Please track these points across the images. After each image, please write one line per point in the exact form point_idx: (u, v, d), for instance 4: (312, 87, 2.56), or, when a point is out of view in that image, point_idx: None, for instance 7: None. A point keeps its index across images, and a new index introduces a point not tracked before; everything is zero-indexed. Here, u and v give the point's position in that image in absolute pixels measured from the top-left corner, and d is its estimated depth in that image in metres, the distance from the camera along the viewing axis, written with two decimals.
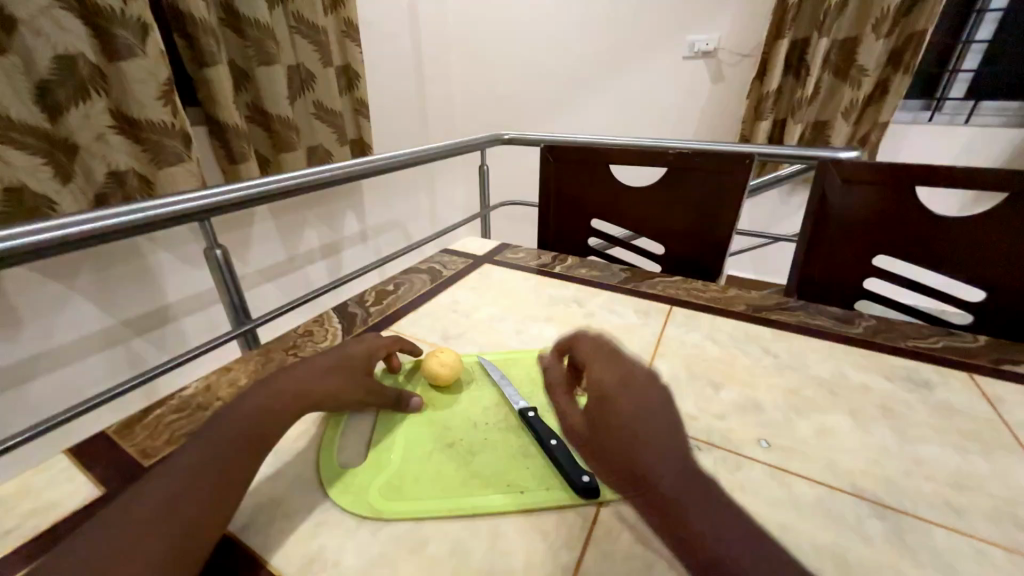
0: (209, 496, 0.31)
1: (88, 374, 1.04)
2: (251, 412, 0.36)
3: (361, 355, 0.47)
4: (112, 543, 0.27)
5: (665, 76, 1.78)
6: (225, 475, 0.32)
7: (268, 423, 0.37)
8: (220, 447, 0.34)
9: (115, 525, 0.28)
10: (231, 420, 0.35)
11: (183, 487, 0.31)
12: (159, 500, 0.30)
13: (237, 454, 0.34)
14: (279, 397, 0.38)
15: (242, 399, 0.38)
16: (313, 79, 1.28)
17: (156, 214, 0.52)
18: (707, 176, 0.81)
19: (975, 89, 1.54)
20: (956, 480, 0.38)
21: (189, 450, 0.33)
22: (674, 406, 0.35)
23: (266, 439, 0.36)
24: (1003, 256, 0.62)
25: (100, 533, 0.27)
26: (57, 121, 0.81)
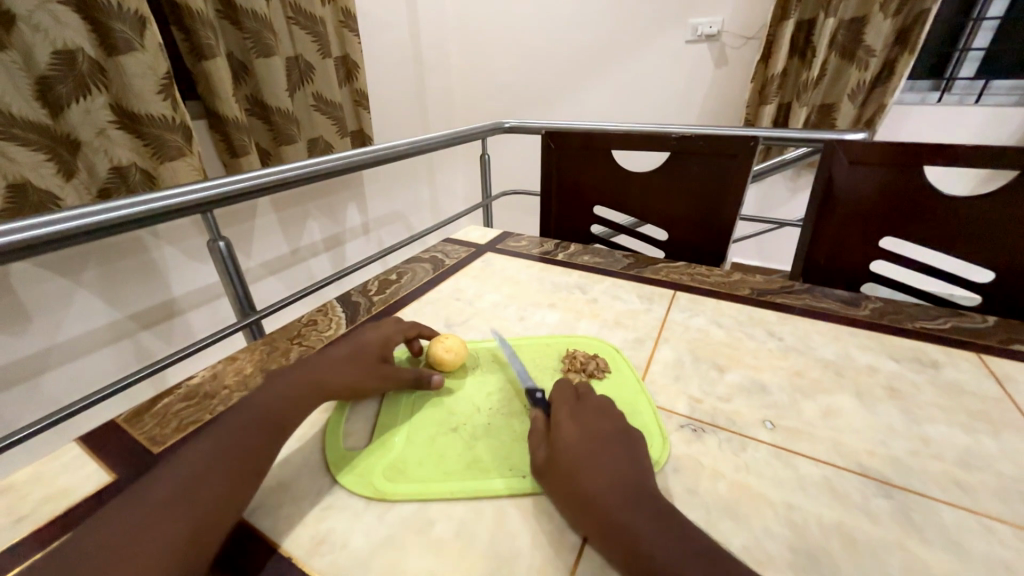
0: (226, 483, 0.32)
1: (97, 367, 1.06)
2: (270, 400, 0.38)
3: (376, 343, 0.47)
4: (133, 525, 0.28)
5: (668, 60, 1.75)
6: (244, 458, 0.33)
7: (286, 409, 0.38)
8: (241, 432, 0.35)
9: (139, 505, 0.29)
10: (250, 408, 0.37)
11: (205, 469, 0.32)
12: (178, 485, 0.31)
13: (257, 438, 0.35)
14: (297, 386, 0.40)
15: (263, 391, 0.39)
16: (312, 70, 1.27)
17: (159, 207, 0.52)
18: (712, 160, 0.80)
19: (986, 68, 1.51)
20: (963, 458, 0.38)
21: (211, 436, 0.34)
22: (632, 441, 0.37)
23: (285, 424, 0.37)
24: (1014, 236, 0.61)
25: (126, 512, 0.29)
26: (58, 117, 0.81)
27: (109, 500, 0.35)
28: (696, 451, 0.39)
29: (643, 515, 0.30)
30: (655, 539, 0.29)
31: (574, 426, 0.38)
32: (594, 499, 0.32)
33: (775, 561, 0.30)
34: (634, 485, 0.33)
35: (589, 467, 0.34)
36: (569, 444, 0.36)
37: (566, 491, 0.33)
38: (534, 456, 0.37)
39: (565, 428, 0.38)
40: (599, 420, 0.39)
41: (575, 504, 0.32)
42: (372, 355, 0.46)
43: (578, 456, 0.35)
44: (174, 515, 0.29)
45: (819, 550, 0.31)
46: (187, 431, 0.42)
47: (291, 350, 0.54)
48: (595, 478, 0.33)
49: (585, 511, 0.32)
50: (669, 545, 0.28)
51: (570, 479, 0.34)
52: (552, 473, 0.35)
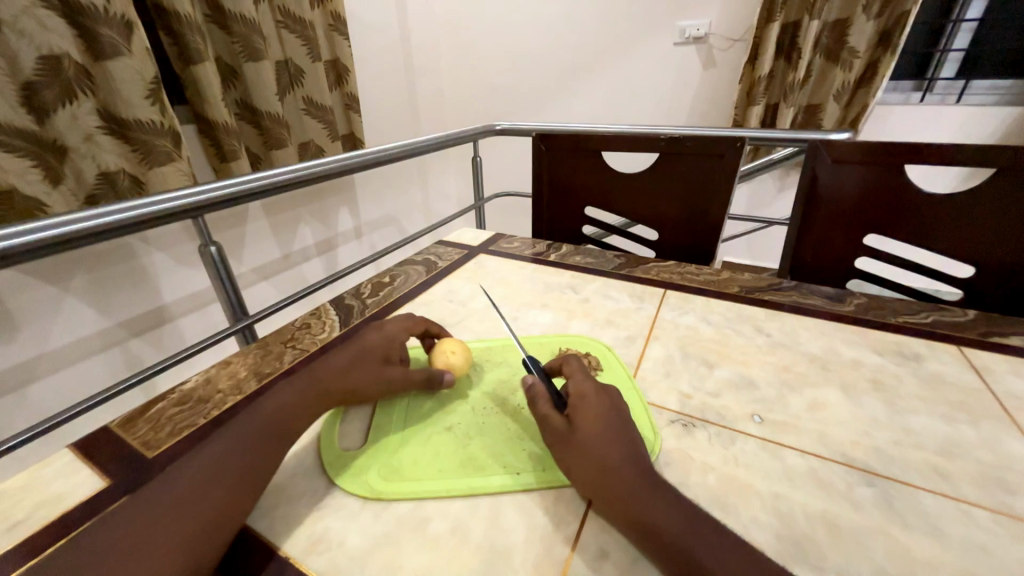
0: (230, 492, 0.32)
1: (86, 376, 1.04)
2: (276, 408, 0.38)
3: (380, 344, 0.46)
4: (138, 532, 0.28)
5: (656, 62, 1.77)
6: (250, 466, 0.34)
7: (292, 417, 0.38)
8: (246, 440, 0.35)
9: (145, 513, 0.29)
10: (257, 416, 0.37)
11: (209, 476, 0.32)
12: (183, 493, 0.31)
13: (263, 446, 0.35)
14: (303, 394, 0.40)
15: (271, 399, 0.39)
16: (302, 74, 1.26)
17: (150, 212, 0.52)
18: (699, 161, 0.81)
19: (966, 68, 1.54)
20: (944, 447, 0.39)
21: (217, 444, 0.35)
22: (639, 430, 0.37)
23: (291, 433, 0.37)
24: (991, 231, 0.63)
25: (132, 519, 0.29)
26: (45, 123, 0.80)
27: (103, 505, 0.35)
28: (686, 445, 0.40)
29: (656, 491, 0.31)
30: (669, 514, 0.30)
31: (597, 398, 0.38)
32: (613, 471, 0.32)
33: (763, 549, 0.31)
34: (648, 464, 0.33)
35: (609, 441, 0.34)
36: (592, 415, 0.36)
37: (586, 460, 0.34)
38: (553, 421, 0.37)
39: (587, 398, 0.38)
40: (617, 397, 0.39)
41: (592, 475, 0.33)
42: (377, 357, 0.45)
43: (599, 428, 0.35)
44: (178, 521, 0.29)
45: (805, 537, 0.32)
46: (181, 436, 0.42)
47: (285, 353, 0.54)
48: (614, 451, 0.34)
49: (602, 481, 0.32)
50: (682, 521, 0.29)
51: (591, 450, 0.34)
52: (572, 441, 0.35)
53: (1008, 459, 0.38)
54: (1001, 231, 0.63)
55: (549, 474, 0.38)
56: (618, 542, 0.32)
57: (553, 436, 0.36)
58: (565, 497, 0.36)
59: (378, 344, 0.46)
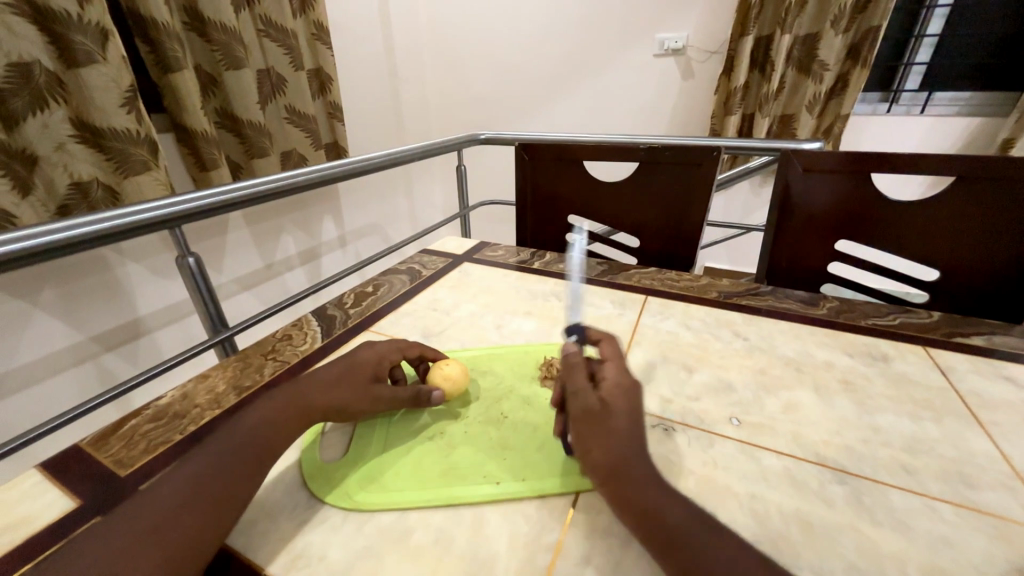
0: (210, 510, 0.31)
1: (56, 392, 1.01)
2: (259, 421, 0.37)
3: (370, 362, 0.45)
4: (112, 554, 0.28)
5: (637, 74, 1.82)
6: (227, 487, 0.33)
7: (273, 434, 0.37)
8: (225, 459, 0.34)
9: (121, 532, 0.29)
10: (238, 430, 0.36)
11: (185, 498, 0.31)
12: (161, 511, 0.30)
13: (242, 465, 0.34)
14: (282, 410, 0.39)
15: (249, 413, 0.38)
16: (284, 83, 1.26)
17: (126, 223, 0.51)
18: (677, 170, 0.83)
19: (928, 81, 1.62)
20: (911, 445, 0.41)
21: (195, 461, 0.34)
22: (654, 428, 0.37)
23: (271, 451, 0.36)
24: (954, 237, 0.67)
25: (105, 540, 0.28)
26: (13, 131, 0.78)
27: (72, 526, 0.34)
28: (666, 449, 0.40)
29: (666, 490, 0.32)
30: (677, 512, 0.31)
31: (632, 387, 0.38)
32: (633, 464, 0.33)
33: None
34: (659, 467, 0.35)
35: (638, 434, 0.35)
36: (626, 404, 0.36)
37: (609, 446, 0.34)
38: (586, 396, 0.36)
39: (622, 386, 0.38)
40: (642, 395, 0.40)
41: (614, 462, 0.33)
42: (364, 374, 0.44)
43: (629, 419, 0.35)
44: (153, 546, 0.28)
45: (781, 537, 0.33)
46: (157, 452, 0.41)
47: (266, 365, 0.54)
48: (637, 446, 0.34)
49: (622, 474, 0.32)
50: (688, 520, 0.30)
51: (616, 437, 0.34)
52: (603, 423, 0.35)
53: (970, 454, 0.40)
54: (962, 237, 0.66)
55: (528, 485, 0.38)
56: (600, 549, 0.33)
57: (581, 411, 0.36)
58: (548, 505, 0.36)
59: (368, 361, 0.45)
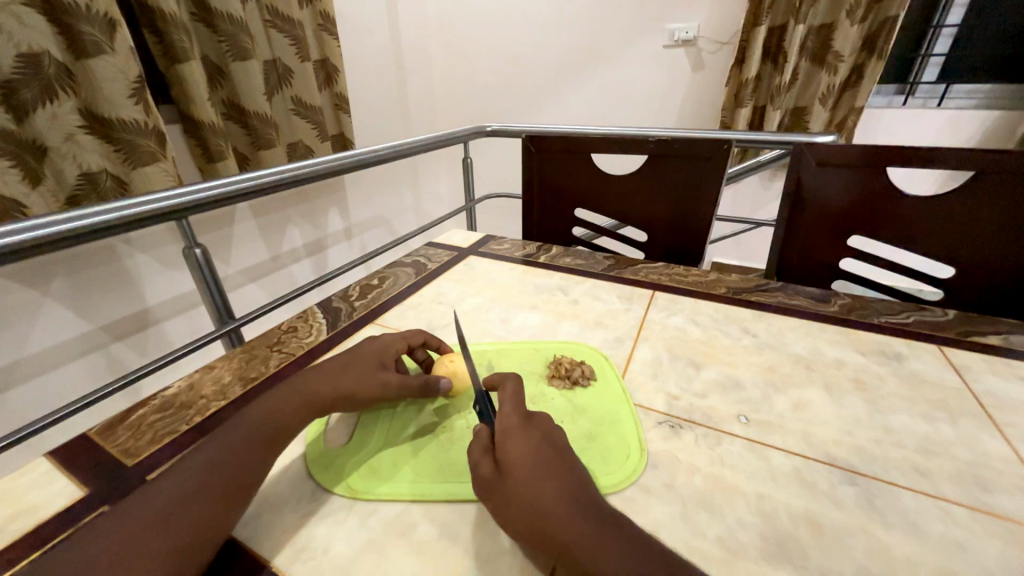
0: (216, 499, 0.31)
1: (67, 381, 1.02)
2: (266, 412, 0.38)
3: (375, 353, 0.45)
4: (120, 539, 0.28)
5: (646, 65, 1.79)
6: (234, 475, 0.33)
7: (280, 424, 0.37)
8: (232, 447, 0.34)
9: (129, 518, 0.29)
10: (245, 421, 0.37)
11: (192, 486, 0.31)
12: (169, 498, 0.30)
13: (249, 454, 0.35)
14: (290, 399, 0.39)
15: (257, 404, 0.39)
16: (291, 74, 1.25)
17: (133, 213, 0.51)
18: (687, 163, 0.82)
19: (946, 73, 1.58)
20: (925, 446, 0.40)
21: (202, 450, 0.34)
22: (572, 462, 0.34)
23: (279, 441, 0.36)
24: (972, 234, 0.65)
25: (113, 526, 0.29)
26: (23, 122, 0.78)
27: (80, 515, 0.35)
28: (673, 447, 0.40)
29: (602, 532, 0.29)
30: (619, 553, 0.27)
31: (525, 431, 0.35)
32: (550, 519, 0.29)
33: (748, 549, 0.32)
34: (595, 498, 0.31)
35: (548, 478, 0.32)
36: (522, 453, 0.33)
37: (523, 514, 0.30)
38: (482, 468, 0.33)
39: (514, 432, 0.35)
40: (547, 424, 0.37)
41: (532, 528, 0.29)
42: (371, 362, 0.44)
43: (530, 468, 0.32)
44: (157, 533, 0.28)
45: (789, 537, 0.32)
46: (163, 442, 0.41)
47: (271, 357, 0.54)
48: (553, 492, 0.31)
49: (544, 538, 0.29)
50: (633, 560, 0.27)
51: (522, 498, 0.31)
52: (503, 489, 0.32)
53: (985, 456, 0.39)
54: (980, 234, 0.64)
55: None
56: None
57: (481, 485, 0.33)
58: None
59: (374, 351, 0.46)
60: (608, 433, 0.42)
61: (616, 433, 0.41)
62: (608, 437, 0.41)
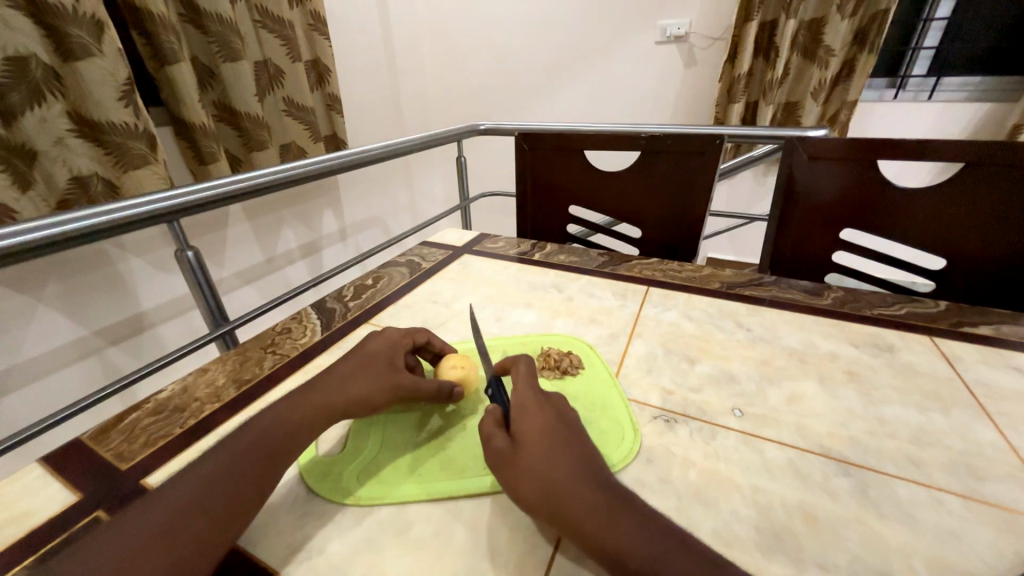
0: (220, 509, 0.31)
1: (62, 386, 1.01)
2: (275, 419, 0.38)
3: (380, 350, 0.46)
4: (122, 548, 0.28)
5: (638, 61, 1.79)
6: (237, 486, 0.33)
7: (284, 433, 0.37)
8: (237, 457, 0.34)
9: (133, 527, 0.29)
10: (254, 428, 0.37)
11: (196, 496, 0.31)
12: (172, 506, 0.30)
13: (253, 467, 0.34)
14: (297, 407, 0.39)
15: (266, 410, 0.38)
16: (282, 75, 1.24)
17: (122, 217, 0.50)
18: (679, 159, 0.82)
19: (937, 65, 1.59)
20: (917, 436, 0.40)
21: (207, 460, 0.34)
22: (586, 441, 0.34)
23: (284, 450, 0.36)
24: (963, 224, 0.65)
25: (115, 535, 0.28)
26: (12, 126, 0.77)
27: (74, 520, 0.34)
28: (668, 441, 0.40)
29: (615, 503, 0.29)
30: (631, 523, 0.28)
31: (541, 410, 0.36)
32: (564, 490, 0.30)
33: (744, 542, 0.32)
34: (609, 474, 0.32)
35: (563, 451, 0.32)
36: (537, 428, 0.34)
37: (537, 483, 0.31)
38: (496, 441, 0.34)
39: (531, 410, 0.36)
40: (562, 406, 0.38)
41: (543, 498, 0.30)
42: (370, 359, 0.44)
43: (545, 443, 0.33)
44: (157, 544, 0.28)
45: (784, 528, 0.32)
46: (157, 446, 0.41)
47: (265, 359, 0.53)
48: (567, 465, 0.31)
49: (556, 508, 0.29)
50: (646, 531, 0.28)
51: (535, 469, 0.31)
52: (517, 461, 0.32)
53: (977, 445, 0.39)
54: (971, 225, 0.65)
55: None
56: None
57: (494, 458, 0.34)
58: None
59: (381, 351, 0.46)
60: (600, 418, 0.43)
61: (613, 428, 0.42)
62: (601, 420, 0.43)
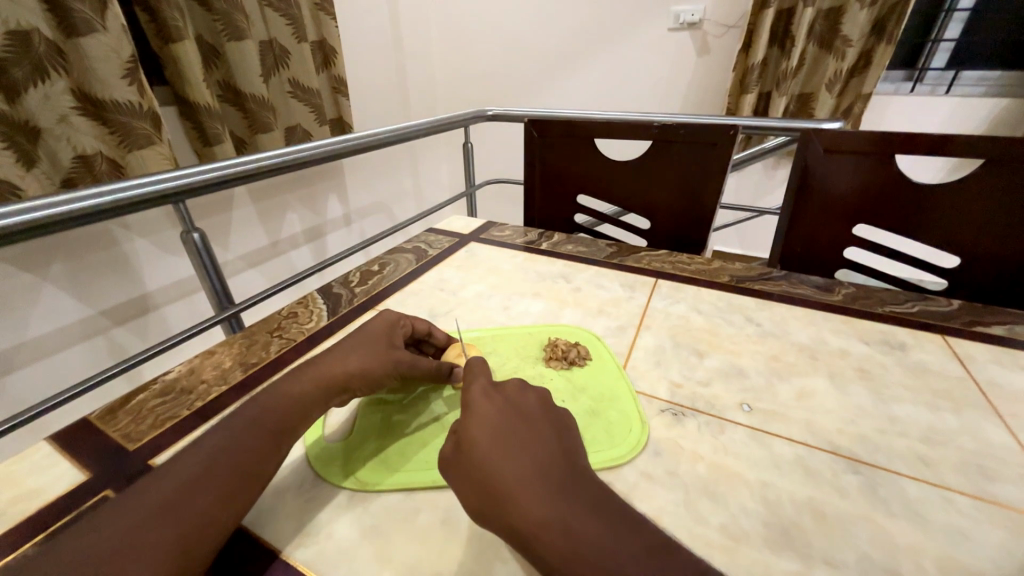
0: (224, 488, 0.31)
1: (69, 365, 1.02)
2: (278, 398, 0.38)
3: (383, 331, 0.46)
4: (125, 525, 0.28)
5: (650, 49, 1.75)
6: (240, 465, 0.33)
7: (288, 413, 0.37)
8: (240, 436, 0.34)
9: (136, 506, 0.29)
10: (257, 408, 0.37)
11: (199, 475, 0.31)
12: (176, 485, 0.30)
13: (255, 447, 0.34)
14: (299, 384, 0.39)
15: (270, 389, 0.38)
16: (288, 55, 1.22)
17: (127, 197, 0.50)
18: (691, 149, 0.80)
19: (956, 59, 1.55)
20: (927, 435, 0.40)
21: (210, 438, 0.34)
22: (540, 436, 0.33)
23: (287, 431, 0.36)
24: (980, 222, 0.64)
25: (120, 513, 0.28)
26: (16, 102, 0.76)
27: (84, 498, 0.35)
28: (676, 434, 0.40)
29: (569, 506, 0.28)
30: (586, 526, 0.27)
31: (491, 408, 0.34)
32: (515, 496, 0.28)
33: (751, 537, 0.32)
34: (567, 469, 0.31)
35: (513, 450, 0.31)
36: (486, 430, 0.32)
37: (488, 494, 0.29)
38: (447, 449, 0.33)
39: (482, 409, 0.34)
40: (516, 398, 0.36)
41: (494, 510, 0.29)
42: (375, 340, 0.44)
43: (493, 445, 0.31)
44: (160, 522, 0.28)
45: (791, 524, 0.32)
46: (165, 427, 0.41)
47: (271, 342, 0.53)
48: (517, 465, 0.30)
49: (505, 513, 0.28)
50: (602, 535, 0.27)
51: (485, 479, 0.30)
52: (466, 470, 0.31)
53: (989, 446, 0.39)
54: (989, 223, 0.64)
55: None
56: None
57: (444, 465, 0.32)
58: None
59: (380, 329, 0.46)
60: (608, 410, 0.43)
61: (621, 419, 0.41)
62: (608, 412, 0.42)
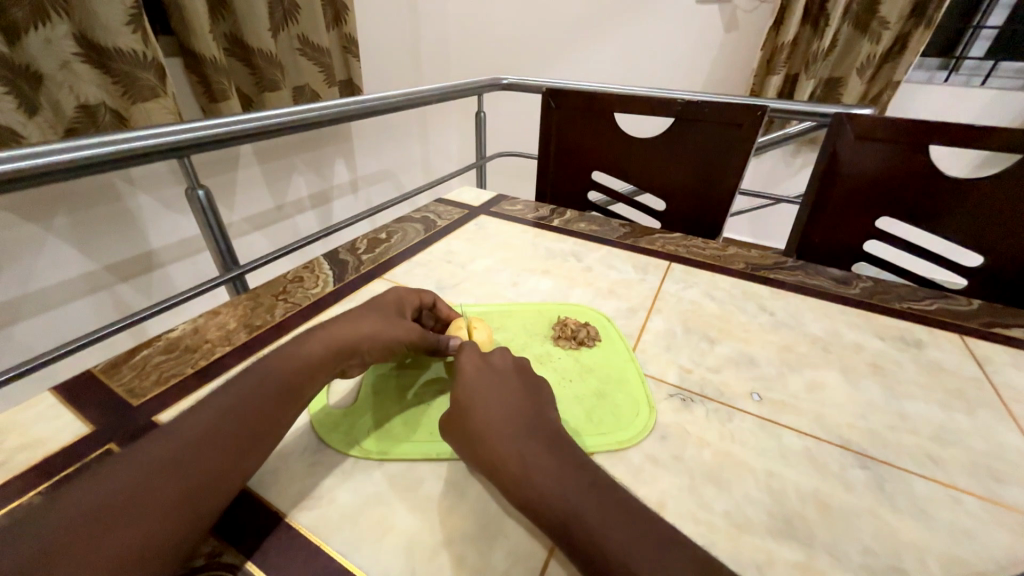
0: (234, 447, 0.31)
1: (76, 318, 1.03)
2: (292, 357, 0.37)
3: (395, 301, 0.45)
4: (137, 474, 0.27)
5: (675, 22, 1.68)
6: (250, 423, 0.32)
7: (300, 376, 0.36)
8: (253, 394, 0.34)
9: (146, 457, 0.28)
10: (268, 366, 0.36)
11: (211, 431, 0.31)
12: (187, 438, 0.30)
13: (267, 401, 0.34)
14: (310, 345, 0.38)
15: (282, 349, 0.38)
16: (297, 10, 1.17)
17: (134, 148, 0.48)
18: (714, 129, 0.77)
19: (998, 47, 1.47)
20: (939, 435, 0.39)
21: (224, 394, 0.34)
22: (520, 394, 0.35)
23: (298, 393, 0.36)
24: (1008, 221, 0.62)
25: (130, 463, 0.28)
26: (16, 45, 0.73)
27: (88, 450, 0.35)
28: (683, 420, 0.39)
29: (539, 452, 0.30)
30: (551, 467, 0.29)
31: (477, 371, 0.37)
32: (491, 440, 0.32)
33: (755, 526, 0.31)
34: (539, 422, 0.33)
35: (489, 403, 0.34)
36: (471, 387, 0.35)
37: (470, 439, 0.32)
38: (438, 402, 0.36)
39: (468, 371, 0.37)
40: (502, 363, 0.39)
41: (474, 453, 0.32)
42: (386, 308, 0.44)
43: (476, 398, 0.35)
44: (170, 476, 0.28)
45: (796, 516, 0.32)
46: (169, 384, 0.41)
47: (276, 306, 0.52)
48: (493, 415, 0.33)
49: (483, 457, 0.31)
50: (568, 477, 0.29)
51: (467, 426, 0.33)
52: (453, 419, 0.34)
53: (1001, 449, 0.38)
54: (1018, 223, 0.61)
55: None
56: None
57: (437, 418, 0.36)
58: None
59: (389, 300, 0.45)
60: (615, 392, 0.42)
61: (628, 403, 0.41)
62: (615, 395, 0.42)
